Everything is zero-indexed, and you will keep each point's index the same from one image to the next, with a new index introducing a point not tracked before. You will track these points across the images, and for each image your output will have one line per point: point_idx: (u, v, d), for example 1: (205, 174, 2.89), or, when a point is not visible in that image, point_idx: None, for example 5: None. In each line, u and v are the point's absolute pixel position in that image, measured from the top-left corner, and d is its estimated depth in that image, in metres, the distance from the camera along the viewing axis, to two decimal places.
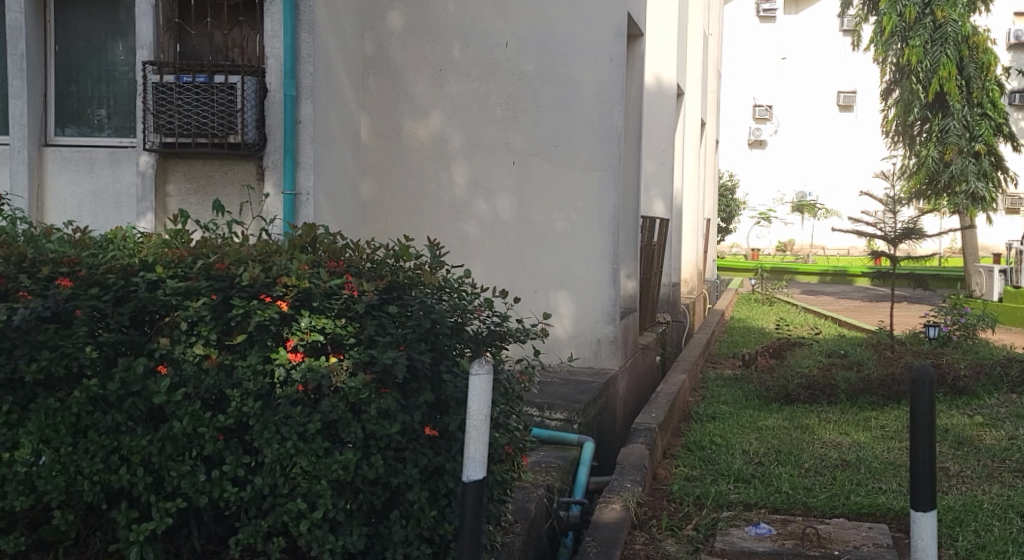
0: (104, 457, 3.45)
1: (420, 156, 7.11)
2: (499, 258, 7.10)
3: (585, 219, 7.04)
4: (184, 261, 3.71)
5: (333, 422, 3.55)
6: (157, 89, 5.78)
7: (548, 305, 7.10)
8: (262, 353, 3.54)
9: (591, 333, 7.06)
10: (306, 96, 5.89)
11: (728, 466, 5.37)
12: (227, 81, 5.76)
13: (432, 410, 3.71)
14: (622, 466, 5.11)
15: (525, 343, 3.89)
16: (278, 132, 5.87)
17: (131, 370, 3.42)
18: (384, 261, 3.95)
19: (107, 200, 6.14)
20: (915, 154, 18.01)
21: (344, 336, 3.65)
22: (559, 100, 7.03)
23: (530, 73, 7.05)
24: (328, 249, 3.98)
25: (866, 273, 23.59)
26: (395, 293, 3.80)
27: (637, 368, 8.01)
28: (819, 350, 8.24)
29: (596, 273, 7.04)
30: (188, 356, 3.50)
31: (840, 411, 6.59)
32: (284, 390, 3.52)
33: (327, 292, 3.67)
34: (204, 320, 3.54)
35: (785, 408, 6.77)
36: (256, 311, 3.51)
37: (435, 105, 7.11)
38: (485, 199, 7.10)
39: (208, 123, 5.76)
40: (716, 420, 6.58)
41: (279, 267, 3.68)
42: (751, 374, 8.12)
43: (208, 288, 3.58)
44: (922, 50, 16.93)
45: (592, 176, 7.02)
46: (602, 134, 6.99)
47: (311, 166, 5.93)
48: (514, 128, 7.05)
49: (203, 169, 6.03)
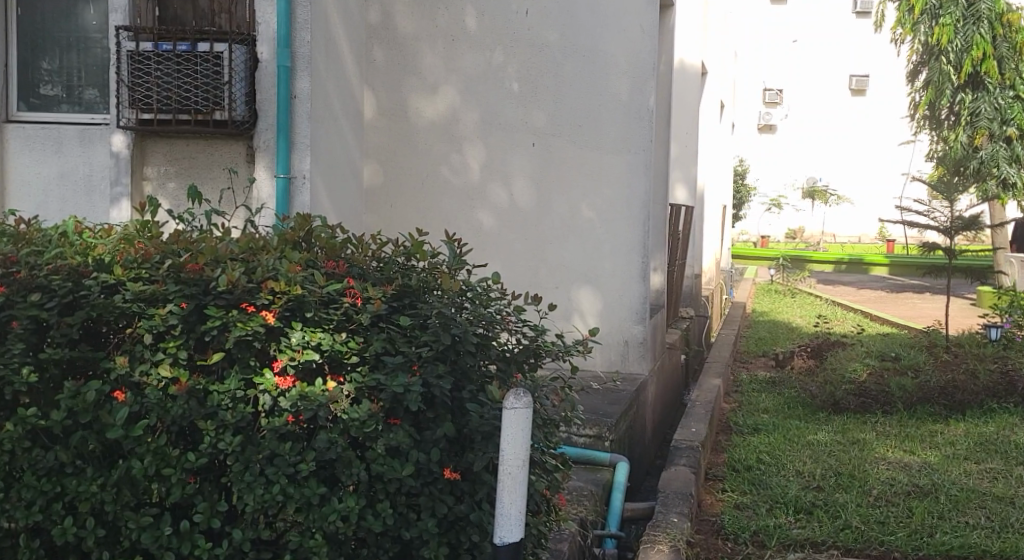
0: (45, 505, 2.78)
1: (431, 136, 6.41)
2: (517, 250, 6.41)
3: (612, 207, 6.30)
4: (149, 261, 3.03)
5: (330, 462, 2.89)
6: (132, 58, 5.02)
7: (570, 302, 6.37)
8: (244, 376, 2.88)
9: (618, 333, 6.34)
10: (303, 67, 5.16)
11: (784, 493, 4.70)
12: (212, 49, 4.99)
13: (452, 445, 3.02)
14: (665, 495, 4.44)
15: (563, 360, 3.22)
16: (270, 107, 5.16)
17: (79, 397, 2.75)
18: (393, 260, 3.31)
19: (77, 184, 5.39)
20: (942, 139, 17.13)
21: (345, 353, 2.96)
22: (584, 75, 6.29)
23: (553, 44, 6.30)
24: (326, 245, 3.30)
25: (885, 263, 22.72)
26: (406, 300, 3.15)
27: (660, 392, 7.09)
28: (866, 351, 7.54)
29: (623, 268, 6.30)
30: (153, 379, 2.85)
31: (898, 423, 5.89)
32: (269, 421, 2.88)
33: (324, 299, 3.01)
34: (172, 335, 2.88)
35: (835, 419, 6.10)
36: (236, 325, 2.85)
37: (447, 80, 6.38)
38: (502, 184, 6.40)
39: (190, 97, 5.03)
40: (759, 432, 5.93)
41: (265, 269, 3.02)
42: (790, 377, 7.45)
43: (177, 294, 2.92)
44: (953, 28, 16.13)
45: (620, 160, 6.27)
46: (633, 112, 6.24)
47: (307, 146, 5.20)
48: (535, 106, 6.33)
49: (186, 150, 5.29)
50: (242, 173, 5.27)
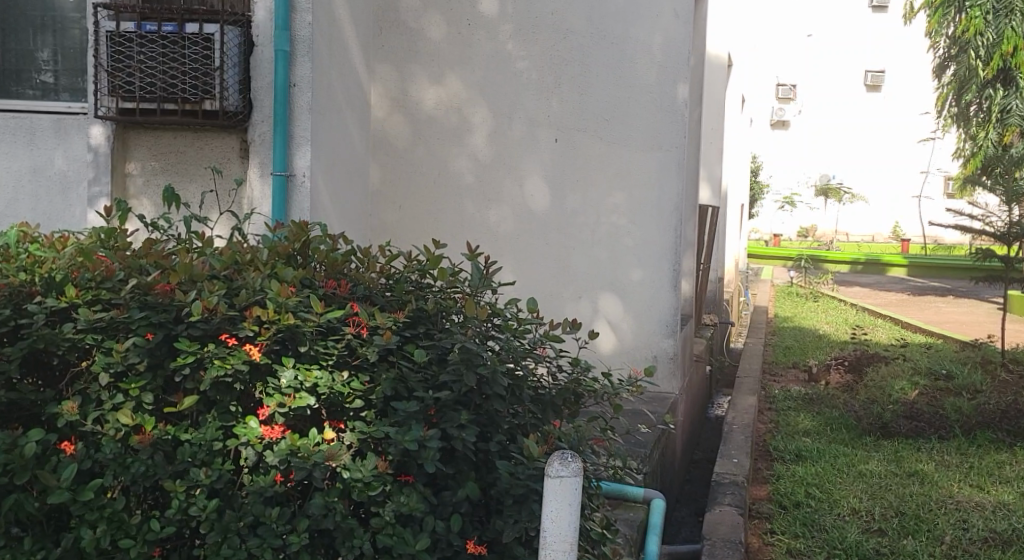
0: None
1: (442, 130, 5.59)
2: (538, 257, 5.58)
3: (642, 211, 5.50)
4: (111, 279, 2.49)
5: (326, 530, 2.36)
6: (112, 40, 4.43)
7: (593, 314, 5.56)
8: (223, 424, 2.37)
9: (647, 349, 5.54)
10: (302, 51, 4.56)
11: (842, 536, 4.15)
12: (201, 30, 4.43)
13: (477, 508, 2.49)
14: (712, 543, 3.91)
15: (610, 401, 2.75)
16: (266, 96, 4.61)
17: (16, 451, 2.21)
18: (405, 278, 2.85)
19: (51, 181, 4.81)
20: (970, 137, 16.29)
21: (346, 397, 2.43)
22: (613, 64, 5.47)
23: (579, 29, 5.47)
24: (326, 259, 2.81)
25: (903, 263, 22.02)
26: (422, 329, 2.67)
27: (690, 410, 6.55)
28: (911, 367, 6.99)
29: (654, 277, 5.49)
30: (110, 428, 2.29)
31: (960, 453, 5.34)
32: (252, 481, 2.34)
33: (322, 329, 2.49)
34: (136, 374, 2.35)
35: (886, 445, 5.56)
36: (213, 363, 2.32)
37: (459, 68, 5.55)
38: (519, 183, 5.57)
39: (178, 84, 4.46)
40: (803, 459, 5.39)
41: (250, 292, 2.50)
42: (829, 394, 6.91)
43: (141, 322, 2.37)
44: (983, 21, 15.12)
45: (651, 159, 5.46)
46: (665, 106, 5.44)
47: (307, 140, 4.61)
48: (558, 98, 5.51)
49: (173, 144, 4.73)
50: (232, 171, 4.72)
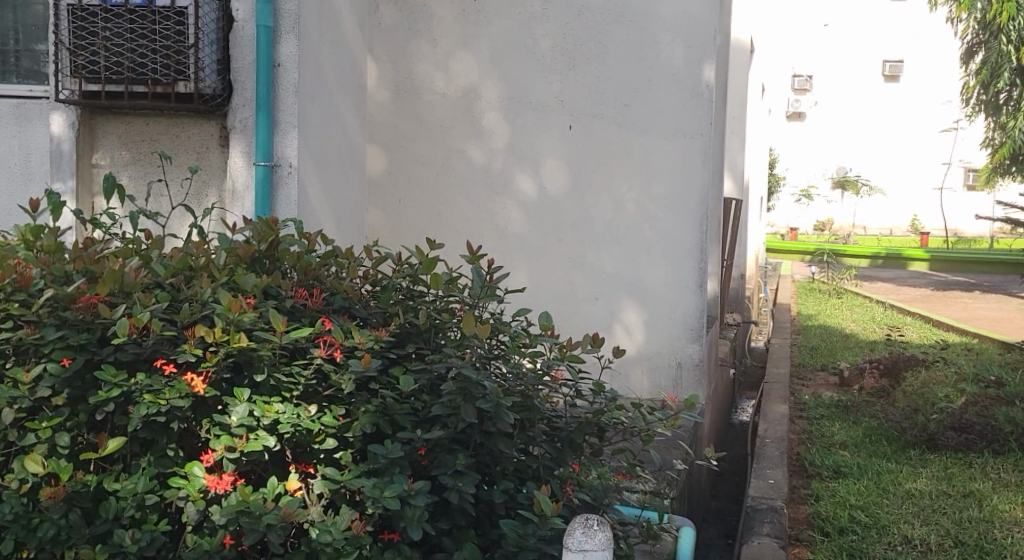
0: None
1: (447, 115, 5.06)
2: (551, 254, 5.03)
3: (664, 204, 4.90)
4: (25, 291, 2.11)
5: None
6: (74, 14, 3.94)
7: (613, 318, 4.99)
8: (158, 471, 2.00)
9: (670, 356, 4.96)
10: (289, 29, 4.04)
11: None
12: (174, 3, 3.95)
13: None
14: None
15: (642, 438, 2.32)
16: (248, 78, 4.07)
17: None
18: (394, 286, 2.41)
19: (11, 172, 4.32)
20: (1000, 126, 15.60)
21: (315, 438, 2.01)
22: (633, 42, 4.88)
23: (596, 4, 4.91)
24: (299, 264, 2.36)
25: (925, 257, 21.31)
26: (409, 347, 2.24)
27: (714, 419, 6.07)
28: (954, 372, 6.46)
29: (678, 276, 4.91)
30: (13, 479, 1.94)
31: (1019, 471, 4.81)
32: (198, 543, 1.92)
33: (286, 354, 2.07)
34: (47, 408, 2.01)
35: (934, 461, 5.04)
36: (143, 398, 1.93)
37: (464, 48, 5.02)
38: (530, 173, 5.02)
39: (147, 63, 3.97)
40: (843, 476, 4.88)
41: (197, 309, 2.09)
42: (864, 401, 6.39)
43: (56, 345, 2.01)
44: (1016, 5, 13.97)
45: (673, 146, 4.88)
46: (689, 89, 4.85)
47: (293, 127, 4.07)
48: (572, 79, 4.94)
49: (145, 131, 4.25)
50: (184, 159, 4.26)
